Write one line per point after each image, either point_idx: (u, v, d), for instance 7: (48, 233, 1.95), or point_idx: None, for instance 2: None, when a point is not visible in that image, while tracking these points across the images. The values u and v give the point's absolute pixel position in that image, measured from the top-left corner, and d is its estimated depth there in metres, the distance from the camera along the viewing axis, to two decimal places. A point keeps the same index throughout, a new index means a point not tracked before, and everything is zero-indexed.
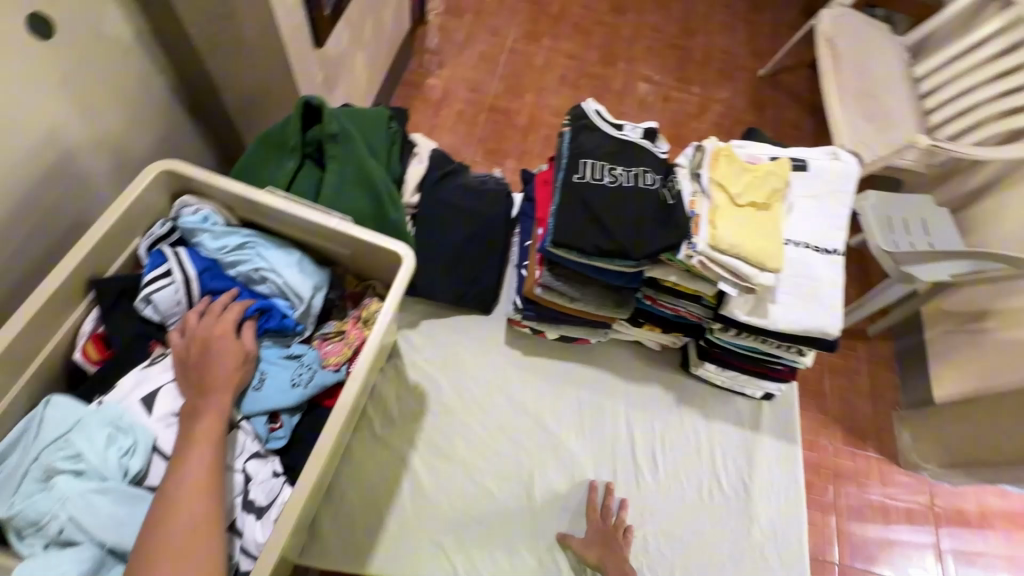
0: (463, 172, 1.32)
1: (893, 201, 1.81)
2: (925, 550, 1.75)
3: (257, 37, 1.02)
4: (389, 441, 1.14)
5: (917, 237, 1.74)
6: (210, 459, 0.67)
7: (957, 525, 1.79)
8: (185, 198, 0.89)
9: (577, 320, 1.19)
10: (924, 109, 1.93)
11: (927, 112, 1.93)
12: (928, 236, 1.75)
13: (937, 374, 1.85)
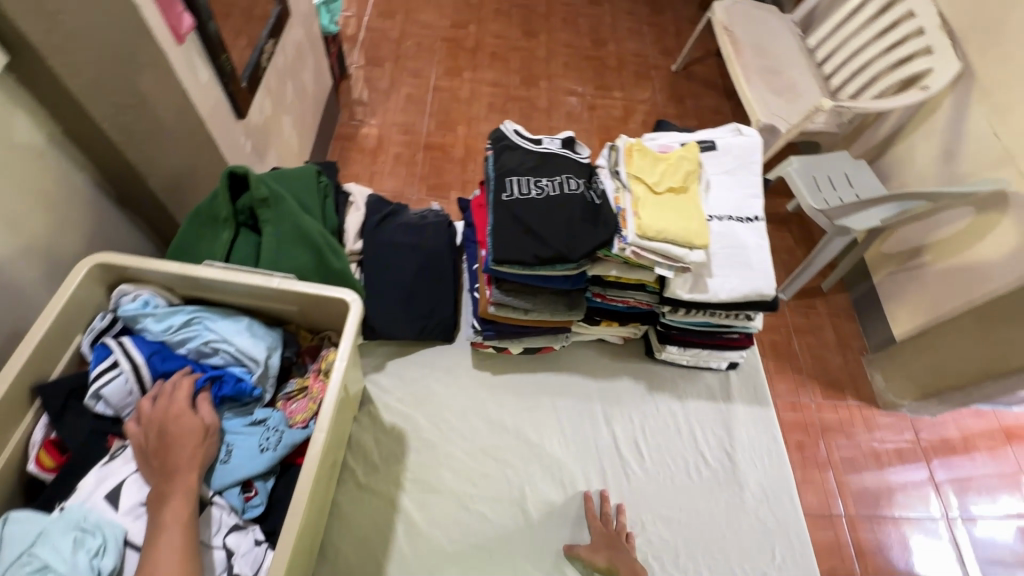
0: (402, 212, 1.35)
1: (816, 163, 1.93)
2: (922, 483, 1.80)
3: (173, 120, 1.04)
4: (376, 488, 1.13)
5: (844, 191, 1.86)
6: (181, 544, 0.66)
7: (945, 453, 1.86)
8: (122, 286, 0.89)
9: (537, 330, 1.23)
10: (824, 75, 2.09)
11: (827, 77, 2.09)
12: (853, 188, 1.88)
13: (894, 314, 1.96)
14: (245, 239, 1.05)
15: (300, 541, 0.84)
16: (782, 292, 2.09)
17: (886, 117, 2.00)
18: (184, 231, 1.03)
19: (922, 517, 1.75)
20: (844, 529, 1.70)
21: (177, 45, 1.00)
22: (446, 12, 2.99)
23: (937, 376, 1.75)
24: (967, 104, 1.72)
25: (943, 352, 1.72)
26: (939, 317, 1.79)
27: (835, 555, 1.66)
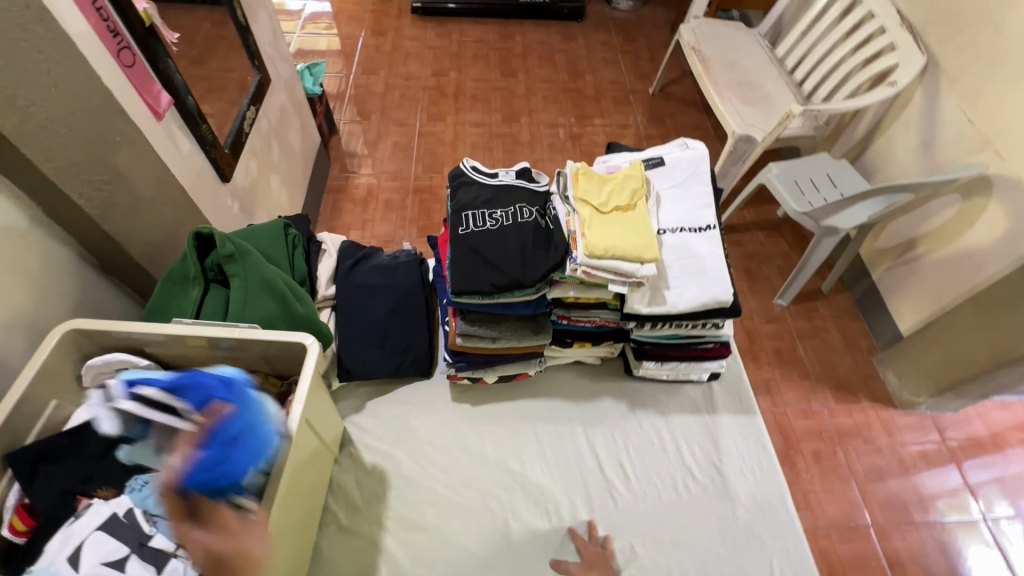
0: (374, 255, 1.40)
1: (795, 167, 1.93)
2: (957, 486, 1.72)
3: None
4: (358, 530, 1.13)
5: (828, 191, 1.85)
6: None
7: (975, 451, 1.78)
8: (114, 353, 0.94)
9: (510, 358, 1.24)
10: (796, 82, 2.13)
11: (800, 83, 2.13)
12: (837, 187, 1.87)
13: (899, 310, 1.92)
14: (214, 294, 1.10)
15: None
16: (780, 299, 2.09)
17: (862, 115, 2.01)
18: (157, 293, 1.08)
19: (959, 520, 1.65)
20: (873, 541, 1.61)
21: (157, 122, 1.21)
22: (428, 63, 3.14)
23: (948, 368, 1.69)
24: (936, 95, 1.72)
25: (951, 343, 1.66)
26: (943, 307, 1.74)
27: (866, 568, 1.57)
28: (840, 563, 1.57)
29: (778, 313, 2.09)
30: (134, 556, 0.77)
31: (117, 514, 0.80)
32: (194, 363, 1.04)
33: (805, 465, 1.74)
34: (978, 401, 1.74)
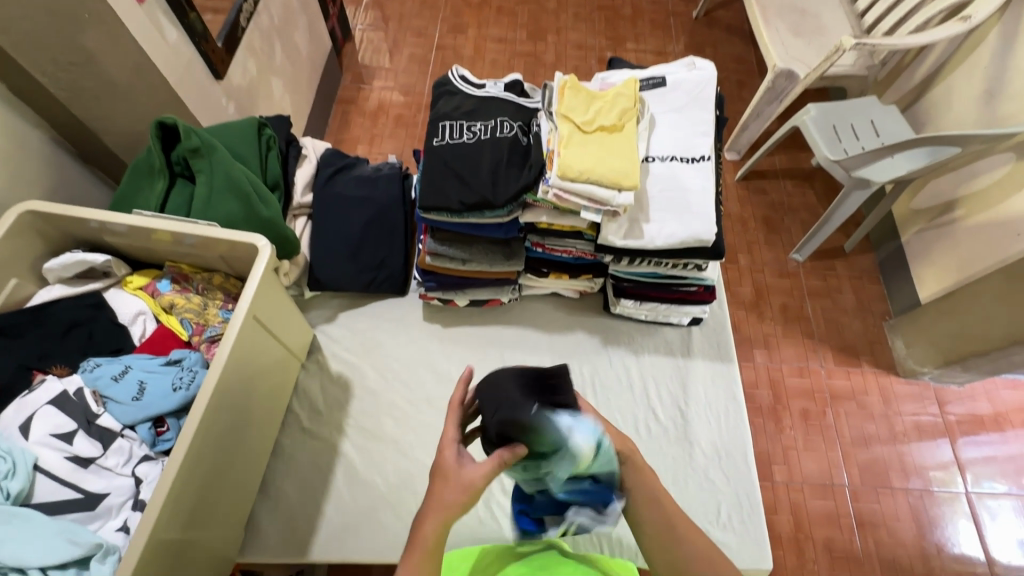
0: (358, 165, 1.34)
1: (837, 110, 1.73)
2: (946, 458, 1.68)
3: (124, 75, 1.10)
4: (319, 432, 1.16)
5: (867, 140, 1.67)
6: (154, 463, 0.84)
7: (972, 428, 1.72)
8: (98, 258, 0.96)
9: (481, 282, 1.21)
10: (857, 11, 1.87)
11: (861, 13, 1.86)
12: (878, 136, 1.68)
13: (920, 276, 1.79)
14: (180, 190, 1.08)
15: (212, 472, 0.88)
16: (796, 255, 1.97)
17: (923, 56, 1.77)
18: (124, 183, 1.07)
19: (938, 490, 1.63)
20: (846, 500, 1.61)
21: (139, 5, 1.04)
22: None
23: (962, 340, 1.58)
24: (1014, 34, 1.48)
25: (972, 313, 1.55)
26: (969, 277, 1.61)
27: (832, 525, 1.58)
28: (807, 518, 1.59)
29: (792, 269, 1.98)
30: (82, 432, 0.81)
31: (67, 391, 0.83)
32: (156, 256, 1.04)
33: (791, 421, 1.71)
34: (987, 378, 1.65)
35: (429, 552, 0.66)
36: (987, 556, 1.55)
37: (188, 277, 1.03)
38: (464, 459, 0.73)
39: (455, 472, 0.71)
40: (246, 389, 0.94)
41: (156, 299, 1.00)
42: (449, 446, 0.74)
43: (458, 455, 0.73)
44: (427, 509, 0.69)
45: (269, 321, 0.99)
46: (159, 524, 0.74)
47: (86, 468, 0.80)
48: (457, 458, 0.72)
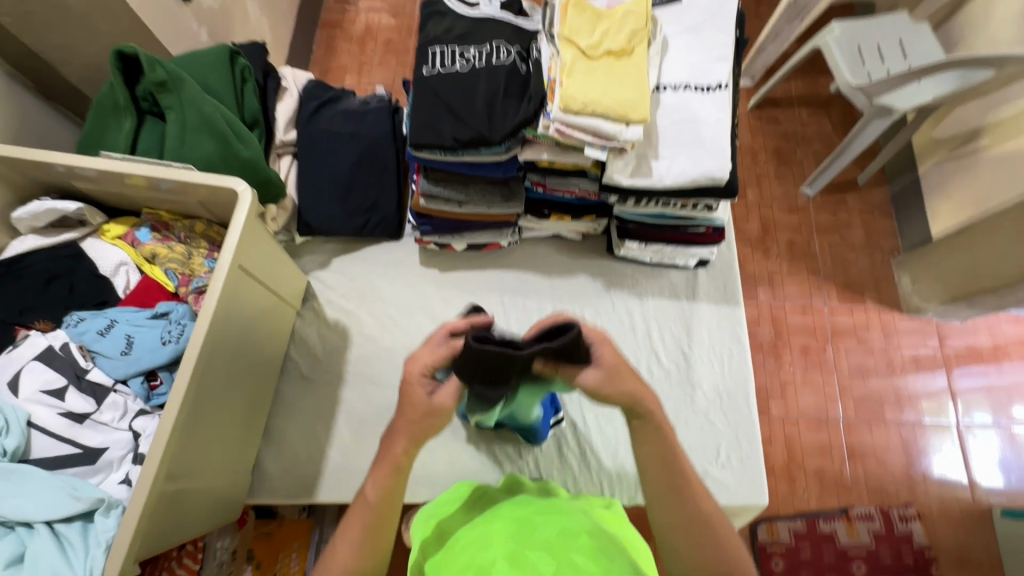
0: (344, 99, 1.23)
1: (863, 28, 1.58)
2: (940, 389, 1.69)
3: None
4: (320, 379, 1.16)
5: (894, 62, 1.53)
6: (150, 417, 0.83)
7: (970, 360, 1.72)
8: (68, 206, 0.90)
9: (480, 225, 1.15)
10: None
11: None
12: (906, 58, 1.54)
13: (934, 210, 1.72)
14: (150, 130, 1.00)
15: (211, 423, 0.87)
16: (807, 188, 1.89)
17: None
18: (89, 122, 0.99)
19: (930, 422, 1.66)
20: (840, 432, 1.64)
21: None
22: None
23: (973, 276, 1.54)
24: None
25: (985, 248, 1.50)
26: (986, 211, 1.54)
27: (824, 456, 1.63)
28: (801, 450, 1.63)
29: (802, 204, 1.90)
30: (72, 388, 0.80)
31: (53, 347, 0.82)
32: (131, 204, 0.98)
33: (790, 357, 1.71)
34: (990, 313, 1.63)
35: (397, 465, 0.72)
36: (971, 481, 1.61)
37: (168, 225, 0.97)
38: (433, 388, 0.73)
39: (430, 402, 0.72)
40: (238, 341, 0.92)
41: (137, 248, 0.94)
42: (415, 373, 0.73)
43: (436, 388, 0.74)
44: (395, 429, 0.73)
45: (257, 271, 0.94)
46: (160, 476, 0.74)
47: (82, 424, 0.79)
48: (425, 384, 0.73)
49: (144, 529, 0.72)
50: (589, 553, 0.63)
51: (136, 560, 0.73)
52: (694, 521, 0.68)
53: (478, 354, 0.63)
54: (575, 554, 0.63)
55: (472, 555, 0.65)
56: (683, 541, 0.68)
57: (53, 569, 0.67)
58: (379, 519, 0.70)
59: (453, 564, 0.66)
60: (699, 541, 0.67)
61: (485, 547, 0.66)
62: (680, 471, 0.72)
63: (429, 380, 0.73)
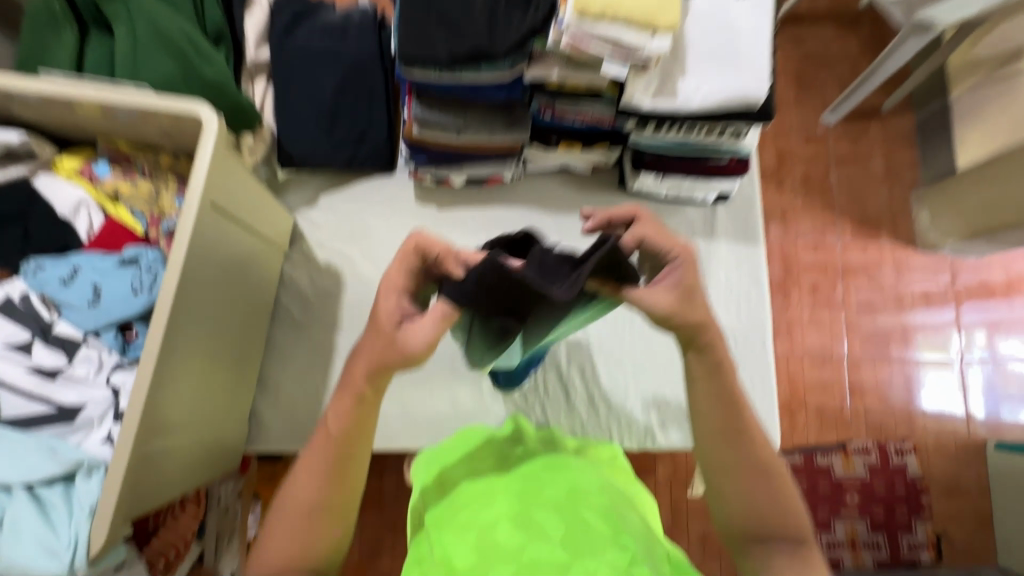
0: (323, 10, 1.07)
1: None
2: (944, 323, 1.65)
3: None
4: (313, 326, 1.09)
5: None
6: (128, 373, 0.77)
7: (981, 296, 1.66)
8: (9, 137, 0.80)
9: (480, 156, 1.03)
10: None
11: None
12: None
13: (963, 139, 1.59)
14: (98, 45, 0.87)
15: (194, 376, 0.80)
16: (828, 115, 1.72)
17: None
18: None
19: (934, 359, 1.63)
20: (843, 369, 1.62)
21: None
22: None
23: (994, 211, 1.42)
24: None
25: (1007, 180, 1.38)
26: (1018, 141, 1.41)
27: (827, 392, 1.61)
28: (803, 387, 1.61)
29: (821, 134, 1.76)
30: (38, 342, 0.74)
31: (11, 298, 0.75)
32: (83, 132, 0.86)
33: (799, 295, 1.65)
34: (1009, 248, 1.55)
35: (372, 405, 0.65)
36: (966, 413, 1.60)
37: (128, 155, 0.87)
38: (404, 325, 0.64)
39: (398, 347, 0.62)
40: (219, 288, 0.84)
41: (97, 185, 0.85)
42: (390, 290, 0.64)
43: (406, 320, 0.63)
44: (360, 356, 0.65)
45: (234, 210, 0.85)
46: (142, 436, 0.68)
47: (54, 380, 0.74)
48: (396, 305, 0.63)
49: (129, 491, 0.67)
50: (602, 512, 0.59)
51: (126, 521, 0.69)
52: (751, 472, 0.63)
53: (506, 276, 0.55)
54: (585, 512, 0.58)
55: (474, 513, 0.60)
56: (737, 492, 0.63)
57: (35, 533, 0.64)
58: (344, 459, 0.63)
59: (459, 518, 0.60)
60: (754, 492, 0.62)
61: (494, 505, 0.60)
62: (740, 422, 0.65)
63: (401, 300, 0.64)
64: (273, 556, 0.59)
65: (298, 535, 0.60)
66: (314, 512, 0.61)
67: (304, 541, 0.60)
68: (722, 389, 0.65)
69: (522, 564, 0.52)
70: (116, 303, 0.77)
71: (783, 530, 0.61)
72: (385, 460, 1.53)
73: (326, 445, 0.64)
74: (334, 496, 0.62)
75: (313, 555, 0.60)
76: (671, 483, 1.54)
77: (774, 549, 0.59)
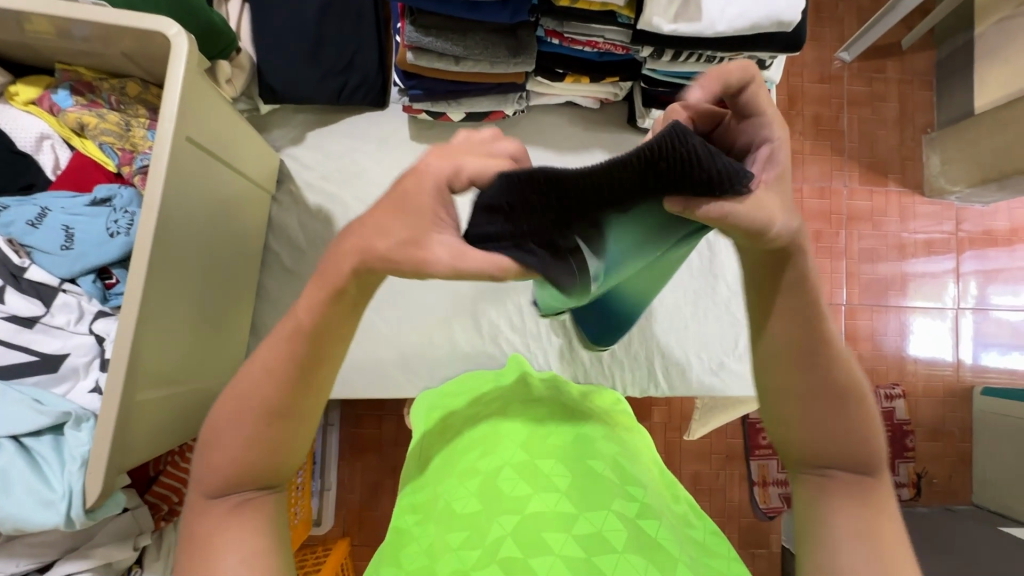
0: None
1: None
2: (944, 271, 1.62)
3: None
4: (305, 272, 1.04)
5: None
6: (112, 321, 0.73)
7: (983, 245, 1.64)
8: None
9: (479, 88, 0.95)
10: None
11: None
12: None
13: (983, 78, 1.46)
14: None
15: (180, 322, 0.75)
16: (843, 54, 1.63)
17: None
18: None
19: (931, 307, 1.61)
20: (841, 318, 1.60)
21: None
22: None
23: (1007, 157, 1.35)
24: None
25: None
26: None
27: None
28: None
29: (835, 72, 1.65)
30: (11, 289, 0.70)
31: None
32: (38, 56, 0.78)
33: None
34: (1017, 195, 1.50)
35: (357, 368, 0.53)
36: (955, 359, 1.61)
37: (93, 86, 0.79)
38: None
39: None
40: (203, 231, 0.78)
41: (59, 119, 0.78)
42: (434, 166, 0.39)
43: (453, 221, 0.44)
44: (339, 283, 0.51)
45: (213, 146, 0.78)
46: (130, 386, 0.65)
47: (32, 328, 0.70)
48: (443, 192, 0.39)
49: (122, 443, 0.65)
50: (612, 463, 0.57)
51: (121, 471, 0.68)
52: (827, 404, 0.49)
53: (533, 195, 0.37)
54: (594, 462, 0.56)
55: (477, 459, 0.58)
56: (803, 422, 0.50)
57: (29, 483, 0.62)
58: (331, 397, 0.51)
59: (462, 464, 0.58)
60: (826, 425, 0.49)
61: (497, 450, 0.57)
62: (823, 344, 0.48)
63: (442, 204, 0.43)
64: (212, 468, 0.48)
65: (242, 448, 0.47)
66: (261, 422, 0.47)
67: (254, 455, 0.47)
68: (798, 305, 0.47)
69: (525, 516, 0.50)
70: (94, 247, 0.72)
71: (852, 461, 0.49)
72: (382, 406, 1.53)
73: (292, 341, 0.46)
74: (285, 405, 0.47)
75: (266, 468, 0.49)
76: (666, 428, 1.56)
77: (839, 483, 0.50)
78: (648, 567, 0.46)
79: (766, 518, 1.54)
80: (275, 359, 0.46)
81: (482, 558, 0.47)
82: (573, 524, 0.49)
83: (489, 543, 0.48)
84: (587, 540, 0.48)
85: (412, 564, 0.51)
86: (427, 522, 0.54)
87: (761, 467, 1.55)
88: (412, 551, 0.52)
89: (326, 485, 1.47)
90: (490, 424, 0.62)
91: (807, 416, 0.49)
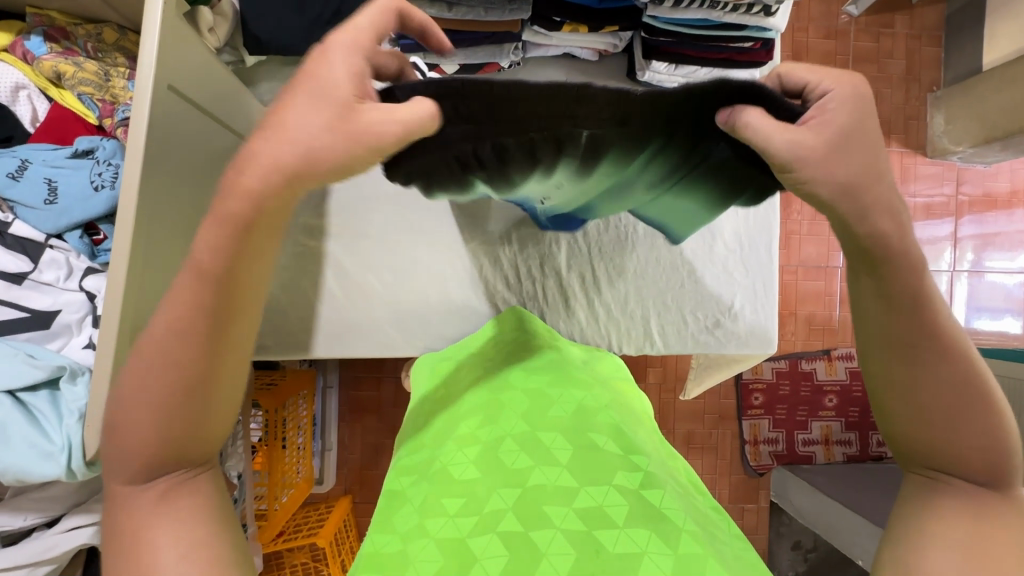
0: None
1: None
2: (943, 236, 1.61)
3: None
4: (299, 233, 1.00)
5: None
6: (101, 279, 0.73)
7: (982, 207, 1.62)
8: None
9: (472, 37, 0.91)
10: None
11: None
12: None
13: (993, 31, 1.42)
14: None
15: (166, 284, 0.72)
16: (851, 7, 1.57)
17: None
18: None
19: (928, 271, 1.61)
20: (837, 279, 1.60)
21: None
22: None
23: (1011, 114, 1.32)
24: None
25: None
26: None
27: (818, 302, 1.61)
28: (795, 297, 1.60)
29: (842, 27, 1.59)
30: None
31: None
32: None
33: (800, 206, 1.59)
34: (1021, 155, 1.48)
35: None
36: None
37: (68, 32, 0.78)
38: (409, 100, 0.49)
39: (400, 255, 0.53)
40: (189, 186, 0.75)
41: (33, 67, 0.77)
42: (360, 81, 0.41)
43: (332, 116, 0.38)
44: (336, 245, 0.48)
45: (194, 94, 0.74)
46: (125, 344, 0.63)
47: (22, 284, 0.71)
48: (354, 62, 0.41)
49: None
50: (611, 434, 0.57)
51: None
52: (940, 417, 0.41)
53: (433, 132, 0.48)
54: (594, 435, 0.56)
55: (478, 430, 0.58)
56: (902, 413, 0.42)
57: (27, 437, 0.62)
58: None
59: (459, 431, 0.58)
60: (942, 421, 0.41)
61: (500, 422, 0.58)
62: (932, 328, 0.41)
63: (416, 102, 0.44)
64: (119, 444, 0.38)
65: (169, 415, 0.38)
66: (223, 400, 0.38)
67: (177, 416, 0.38)
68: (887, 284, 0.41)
69: (526, 489, 0.50)
70: (78, 202, 0.72)
71: (969, 468, 0.41)
72: (381, 368, 1.55)
73: None
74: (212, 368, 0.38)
75: None
76: (660, 389, 1.58)
77: (953, 490, 0.41)
78: (649, 538, 0.45)
79: (755, 474, 1.60)
80: (193, 303, 0.37)
81: (480, 527, 0.47)
82: (573, 498, 0.48)
83: (487, 514, 0.48)
84: (588, 514, 0.47)
85: (407, 528, 0.49)
86: (422, 484, 0.54)
87: (752, 426, 1.60)
88: (406, 515, 0.51)
89: (326, 445, 1.50)
90: (487, 400, 0.62)
91: (913, 411, 0.42)
